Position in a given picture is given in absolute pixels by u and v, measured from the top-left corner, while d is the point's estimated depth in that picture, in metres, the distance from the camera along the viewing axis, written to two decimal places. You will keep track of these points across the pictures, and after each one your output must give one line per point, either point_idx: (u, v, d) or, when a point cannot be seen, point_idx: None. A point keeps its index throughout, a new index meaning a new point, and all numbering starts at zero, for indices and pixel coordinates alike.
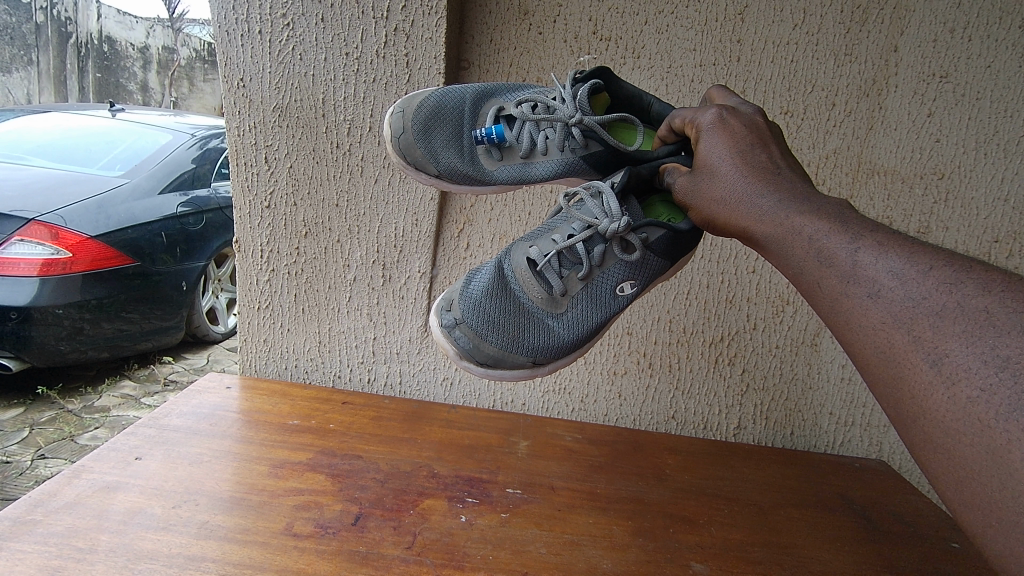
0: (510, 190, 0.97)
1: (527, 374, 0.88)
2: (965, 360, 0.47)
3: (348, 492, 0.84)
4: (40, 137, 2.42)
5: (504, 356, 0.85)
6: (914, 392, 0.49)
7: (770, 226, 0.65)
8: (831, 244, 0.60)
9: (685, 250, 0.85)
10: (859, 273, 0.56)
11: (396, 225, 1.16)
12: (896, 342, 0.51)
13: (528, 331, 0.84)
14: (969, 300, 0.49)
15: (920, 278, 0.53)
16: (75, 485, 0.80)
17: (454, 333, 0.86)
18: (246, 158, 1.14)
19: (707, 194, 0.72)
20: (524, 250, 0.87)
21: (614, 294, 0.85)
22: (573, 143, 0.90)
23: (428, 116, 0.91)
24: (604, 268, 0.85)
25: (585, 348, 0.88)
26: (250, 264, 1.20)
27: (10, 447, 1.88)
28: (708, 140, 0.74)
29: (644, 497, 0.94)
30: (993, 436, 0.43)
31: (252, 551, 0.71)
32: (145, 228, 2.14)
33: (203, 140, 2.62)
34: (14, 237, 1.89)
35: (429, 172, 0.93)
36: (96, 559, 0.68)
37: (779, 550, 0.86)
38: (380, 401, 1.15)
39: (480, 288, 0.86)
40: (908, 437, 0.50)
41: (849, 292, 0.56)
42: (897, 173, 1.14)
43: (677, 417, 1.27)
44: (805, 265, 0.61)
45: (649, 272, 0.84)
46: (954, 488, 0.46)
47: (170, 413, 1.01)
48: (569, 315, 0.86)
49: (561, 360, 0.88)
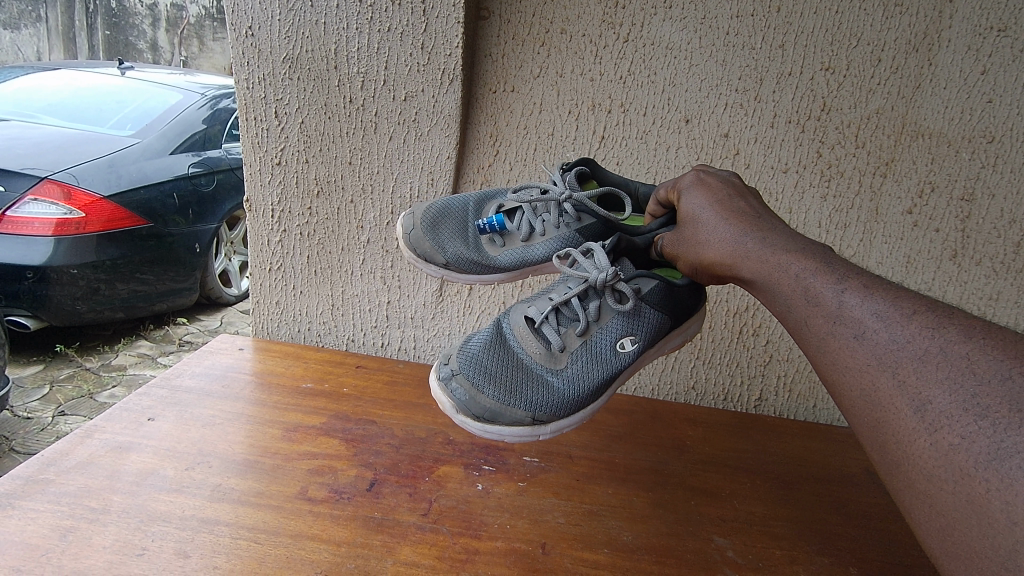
0: (517, 277, 0.93)
1: (529, 437, 0.73)
2: (949, 407, 0.45)
3: (364, 457, 0.82)
4: (51, 96, 2.38)
5: (501, 410, 0.72)
6: (897, 437, 0.47)
7: (756, 263, 0.64)
8: (818, 284, 0.58)
9: (682, 309, 0.81)
10: (845, 313, 0.54)
11: (411, 185, 1.12)
12: (881, 386, 0.49)
13: (526, 384, 0.73)
14: (951, 346, 0.47)
15: (904, 322, 0.51)
16: (87, 445, 0.79)
17: (450, 384, 0.74)
18: (255, 112, 1.09)
19: (693, 239, 0.73)
20: (521, 309, 0.82)
21: (615, 352, 0.77)
22: (568, 219, 0.89)
23: (434, 212, 0.89)
24: (602, 324, 0.78)
25: (588, 411, 0.76)
26: (261, 223, 1.17)
27: (31, 403, 1.91)
28: (688, 197, 0.76)
29: (662, 469, 0.91)
30: (973, 485, 0.42)
31: (265, 515, 0.70)
32: (156, 188, 2.11)
33: (214, 100, 2.55)
34: (27, 195, 1.89)
35: (436, 262, 0.88)
36: (108, 520, 0.66)
37: (805, 526, 0.83)
38: (393, 366, 1.14)
39: (478, 342, 0.78)
40: (889, 479, 0.48)
41: (835, 333, 0.54)
42: (942, 136, 1.07)
43: (697, 387, 1.23)
44: (793, 303, 0.59)
45: (647, 327, 0.78)
46: (937, 535, 0.44)
47: (182, 374, 0.99)
48: (569, 371, 0.76)
49: (564, 425, 0.75)
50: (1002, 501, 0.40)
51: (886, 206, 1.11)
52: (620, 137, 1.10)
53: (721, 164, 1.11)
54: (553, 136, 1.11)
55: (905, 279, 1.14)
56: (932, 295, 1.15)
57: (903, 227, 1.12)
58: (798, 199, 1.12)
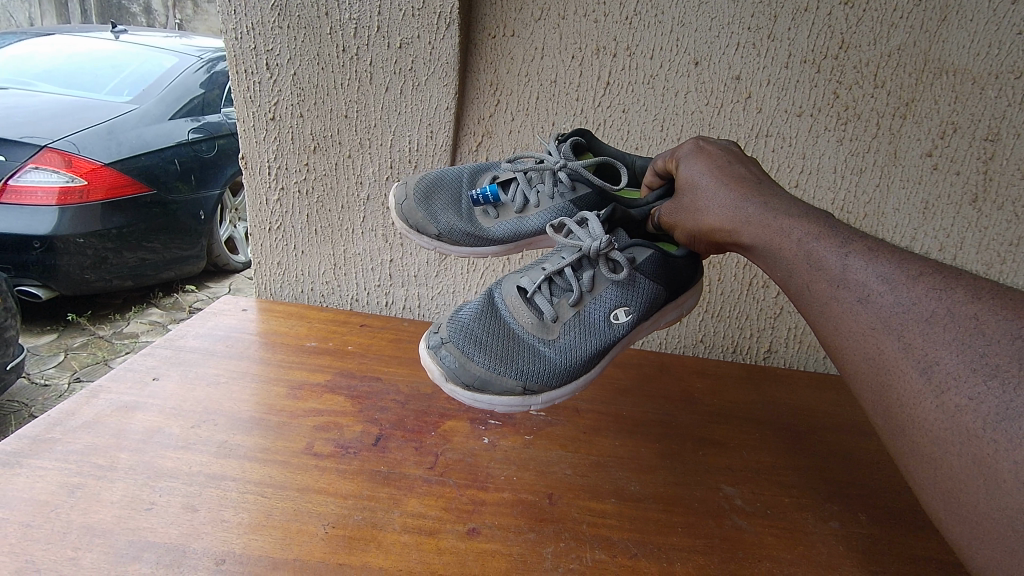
0: (512, 250, 0.91)
1: (520, 407, 0.71)
2: (956, 368, 0.44)
3: (369, 413, 0.82)
4: (44, 61, 2.33)
5: (491, 379, 0.69)
6: (902, 400, 0.46)
7: (757, 229, 0.62)
8: (820, 248, 0.56)
9: (677, 281, 0.78)
10: (848, 277, 0.53)
11: (409, 138, 1.08)
12: (886, 349, 0.48)
13: (517, 353, 0.70)
14: (959, 307, 0.46)
15: (909, 284, 0.49)
16: (93, 404, 0.79)
17: (440, 352, 0.70)
18: (245, 65, 1.05)
19: (691, 207, 0.70)
20: (513, 279, 0.78)
21: (608, 323, 0.74)
22: (562, 188, 0.86)
23: (427, 183, 0.88)
24: (595, 294, 0.74)
25: (581, 382, 0.73)
26: (258, 181, 1.14)
27: (48, 370, 1.93)
28: (687, 165, 0.73)
29: (670, 420, 0.91)
30: (980, 446, 0.41)
31: (272, 470, 0.70)
32: (158, 154, 2.08)
33: (210, 62, 2.48)
34: (28, 164, 1.86)
35: (429, 233, 0.87)
36: (116, 477, 0.67)
37: (815, 473, 0.82)
38: (398, 324, 1.14)
39: (469, 310, 0.74)
40: (891, 440, 0.48)
41: (838, 296, 0.53)
42: (966, 73, 1.01)
43: (706, 340, 1.22)
44: (794, 269, 0.58)
45: (642, 298, 0.75)
46: (940, 496, 0.43)
47: (186, 335, 0.99)
48: (562, 342, 0.72)
49: (554, 396, 0.72)
50: (1010, 461, 0.39)
51: (904, 149, 1.06)
52: (626, 81, 1.05)
53: (732, 109, 1.06)
54: (555, 83, 1.06)
55: (921, 225, 1.10)
56: (949, 242, 1.11)
57: (921, 170, 1.07)
58: (812, 144, 1.07)
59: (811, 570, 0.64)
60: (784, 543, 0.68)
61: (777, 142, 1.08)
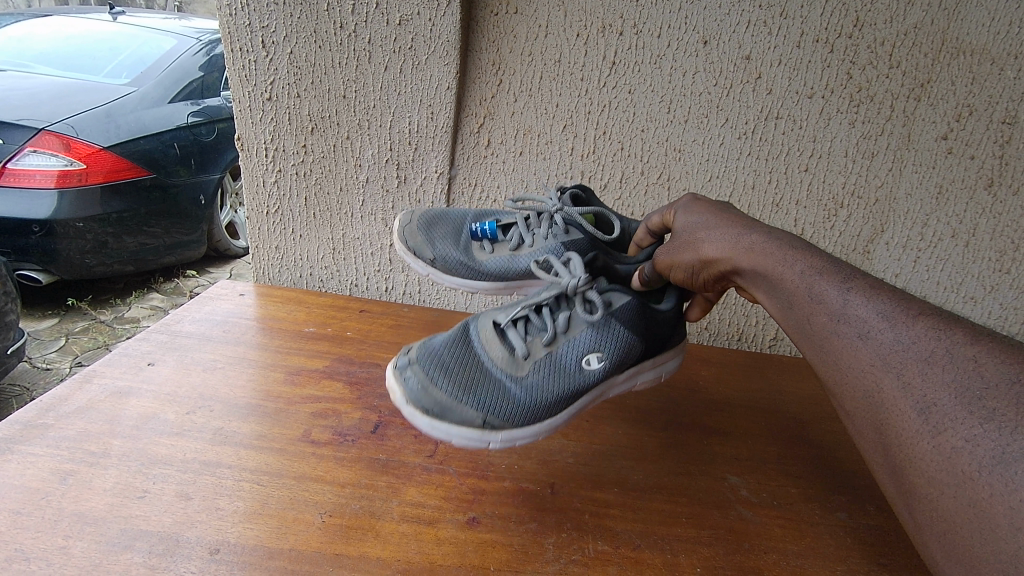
0: (503, 290, 0.89)
1: (477, 443, 0.63)
2: (954, 411, 0.42)
3: (367, 399, 0.81)
4: (42, 43, 2.30)
5: (449, 403, 0.63)
6: (899, 439, 0.45)
7: (759, 257, 0.59)
8: (823, 283, 0.54)
9: (654, 336, 0.74)
10: (849, 312, 0.51)
11: (410, 119, 1.06)
12: (884, 387, 0.46)
13: (482, 385, 0.65)
14: (958, 349, 0.44)
15: (909, 323, 0.48)
16: (86, 389, 0.77)
17: (405, 372, 0.66)
18: (240, 42, 1.02)
19: (690, 239, 0.67)
20: (489, 314, 0.75)
21: (580, 367, 0.69)
22: (556, 230, 0.84)
23: (432, 214, 0.89)
24: (570, 335, 0.71)
25: (545, 427, 0.66)
26: (254, 163, 1.12)
27: (49, 355, 1.93)
28: (683, 209, 0.72)
29: (676, 410, 0.89)
30: (976, 489, 0.39)
31: (268, 458, 0.68)
32: (156, 139, 2.05)
33: (211, 43, 2.43)
34: (26, 148, 1.84)
35: (425, 258, 0.85)
36: (109, 463, 0.65)
37: (820, 464, 0.80)
38: (398, 310, 1.12)
39: (439, 337, 0.71)
40: (893, 469, 0.46)
41: (838, 332, 0.51)
42: (985, 53, 0.98)
43: (711, 328, 1.21)
44: (794, 301, 0.56)
45: (617, 346, 0.70)
46: (935, 529, 0.42)
47: (182, 319, 0.97)
48: (531, 379, 0.67)
49: (518, 437, 0.65)
50: (1006, 505, 0.37)
51: (917, 132, 1.03)
52: (632, 61, 1.02)
53: (742, 90, 1.03)
54: (560, 63, 1.03)
55: (934, 211, 1.08)
56: (962, 228, 1.09)
57: (936, 154, 1.05)
58: (823, 126, 1.04)
59: (817, 562, 0.63)
60: (791, 534, 0.66)
61: (787, 124, 1.05)
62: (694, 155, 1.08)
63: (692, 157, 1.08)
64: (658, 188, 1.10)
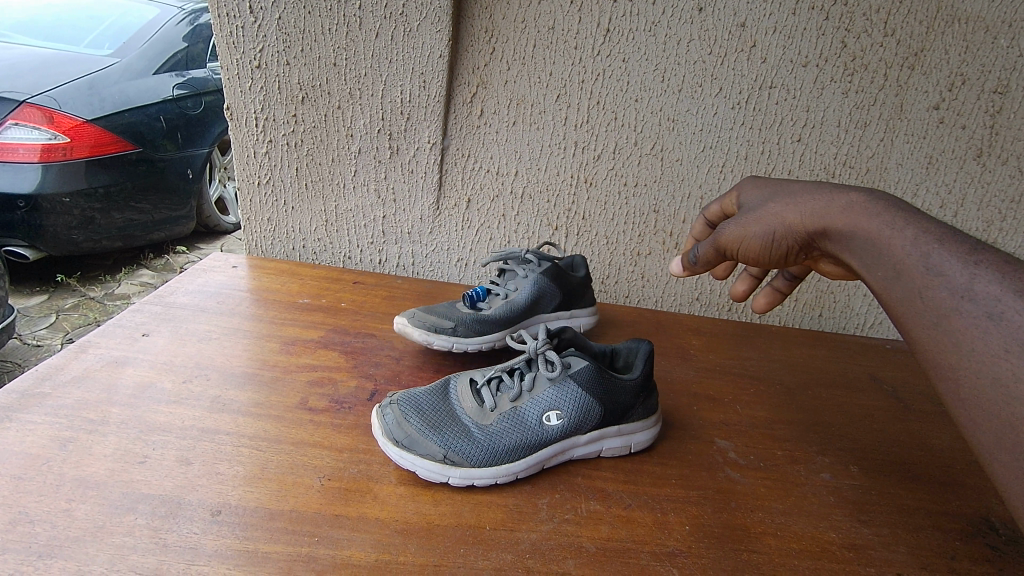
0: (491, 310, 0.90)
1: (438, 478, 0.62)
2: None
3: (363, 368, 0.82)
4: (20, 12, 2.24)
5: (415, 440, 0.64)
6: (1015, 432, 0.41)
7: (852, 217, 0.56)
8: (940, 254, 0.48)
9: (621, 403, 0.70)
10: (977, 288, 0.45)
11: (401, 88, 1.05)
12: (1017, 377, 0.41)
13: (447, 425, 0.65)
14: None
15: None
16: (82, 359, 0.78)
17: (384, 410, 0.67)
18: (226, 7, 0.99)
19: (767, 211, 0.65)
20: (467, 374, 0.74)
21: (543, 419, 0.66)
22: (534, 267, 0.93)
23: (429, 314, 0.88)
24: (533, 392, 0.68)
25: (505, 470, 0.64)
26: (244, 133, 1.10)
27: (40, 331, 1.91)
28: (746, 192, 0.72)
29: (667, 377, 0.91)
30: None
31: (266, 425, 0.69)
32: (141, 111, 2.01)
33: (195, 12, 2.37)
34: (8, 121, 1.80)
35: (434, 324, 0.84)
36: (108, 430, 0.66)
37: (806, 428, 0.83)
38: (392, 282, 1.12)
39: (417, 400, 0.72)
40: None
41: (961, 310, 0.45)
42: (979, 21, 0.98)
43: (702, 299, 1.22)
44: (904, 271, 0.49)
45: (580, 405, 0.67)
46: None
47: (176, 291, 0.97)
48: (494, 428, 0.66)
49: (479, 475, 0.63)
50: None
51: (909, 102, 1.04)
52: (627, 29, 1.01)
53: (736, 58, 1.02)
54: (553, 30, 1.01)
55: (924, 181, 1.09)
56: (951, 198, 1.10)
57: (927, 124, 1.05)
58: (817, 96, 1.04)
59: (802, 519, 0.65)
60: (777, 493, 0.69)
61: (781, 94, 1.04)
62: (687, 125, 1.07)
63: (685, 127, 1.08)
64: (651, 159, 1.10)
